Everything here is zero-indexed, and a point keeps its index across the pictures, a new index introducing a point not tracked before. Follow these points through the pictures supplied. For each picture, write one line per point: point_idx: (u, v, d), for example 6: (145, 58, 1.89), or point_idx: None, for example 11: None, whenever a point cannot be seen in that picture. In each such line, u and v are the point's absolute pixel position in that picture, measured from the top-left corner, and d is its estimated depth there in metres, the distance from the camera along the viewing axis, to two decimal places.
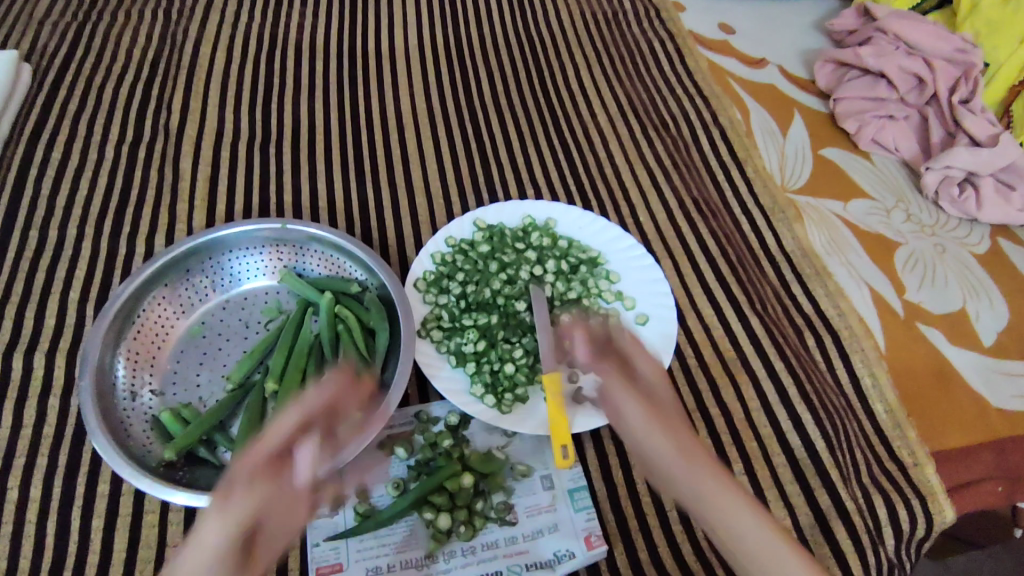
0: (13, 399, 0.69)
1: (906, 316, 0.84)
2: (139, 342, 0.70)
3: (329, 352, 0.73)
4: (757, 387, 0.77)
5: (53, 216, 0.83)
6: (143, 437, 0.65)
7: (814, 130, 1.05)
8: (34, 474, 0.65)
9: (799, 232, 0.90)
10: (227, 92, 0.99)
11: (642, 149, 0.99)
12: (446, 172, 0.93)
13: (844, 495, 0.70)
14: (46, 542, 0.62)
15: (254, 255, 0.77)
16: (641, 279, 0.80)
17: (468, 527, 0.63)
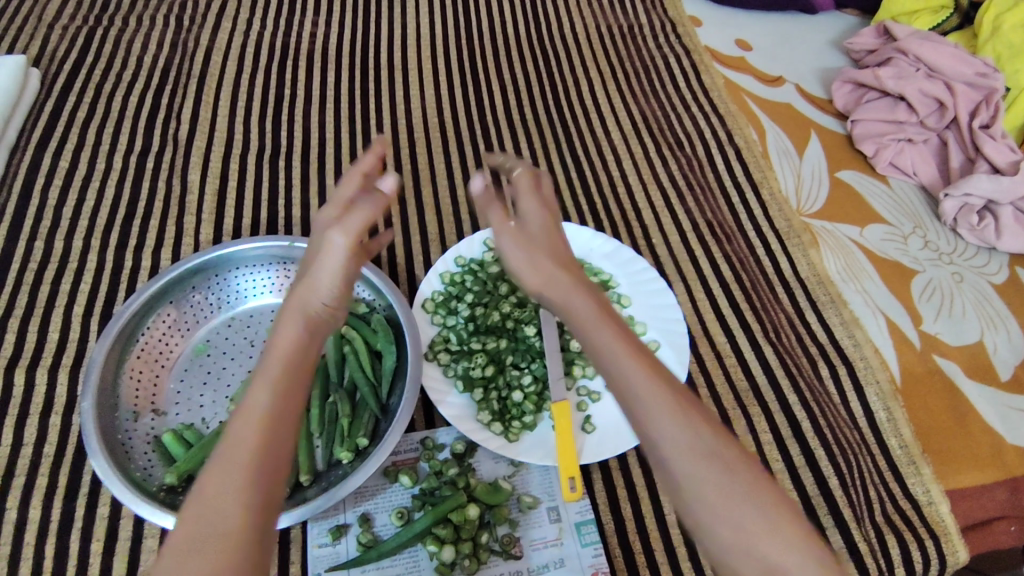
0: (13, 416, 0.68)
1: (922, 348, 0.82)
2: (142, 360, 0.69)
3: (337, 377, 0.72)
4: (770, 419, 0.75)
5: (58, 227, 0.82)
6: (144, 459, 0.64)
7: (831, 151, 1.04)
8: (33, 495, 0.64)
9: (814, 258, 0.89)
10: (237, 102, 0.98)
11: (656, 168, 0.98)
12: (456, 189, 0.92)
13: (856, 535, 0.68)
14: (44, 566, 0.61)
15: (261, 272, 0.76)
16: (653, 305, 0.79)
17: (472, 560, 0.62)
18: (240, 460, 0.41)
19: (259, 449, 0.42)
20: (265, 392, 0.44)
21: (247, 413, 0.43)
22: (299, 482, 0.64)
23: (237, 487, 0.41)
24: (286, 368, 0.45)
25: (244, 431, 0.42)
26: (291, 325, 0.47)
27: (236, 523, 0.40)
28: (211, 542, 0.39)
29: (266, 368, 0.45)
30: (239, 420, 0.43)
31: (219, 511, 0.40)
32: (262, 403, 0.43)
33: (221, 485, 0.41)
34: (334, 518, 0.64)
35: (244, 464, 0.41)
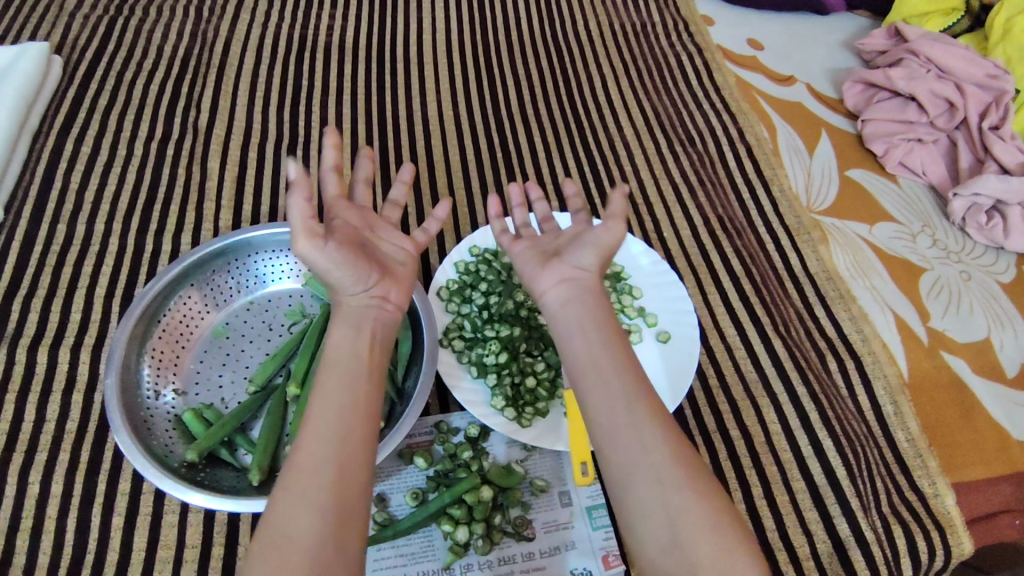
0: (37, 392, 0.70)
1: (930, 344, 0.83)
2: (164, 341, 0.70)
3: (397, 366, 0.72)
4: (778, 410, 0.76)
5: (81, 210, 0.84)
6: (166, 436, 0.65)
7: (841, 150, 1.04)
8: (55, 470, 0.66)
9: (823, 254, 0.90)
10: (256, 92, 0.99)
11: (668, 164, 0.99)
12: (471, 180, 0.93)
13: (863, 524, 0.69)
14: (66, 539, 0.62)
15: (280, 257, 0.77)
16: (664, 297, 0.80)
17: (486, 540, 0.63)
18: (320, 470, 0.49)
19: (336, 463, 0.49)
20: (336, 411, 0.52)
21: (322, 427, 0.51)
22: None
23: (320, 495, 0.48)
24: (353, 391, 0.53)
25: (322, 444, 0.50)
26: (349, 349, 0.56)
27: (320, 528, 0.47)
28: (298, 543, 0.46)
29: (331, 390, 0.53)
30: (315, 433, 0.51)
31: (304, 516, 0.47)
32: (334, 419, 0.51)
33: (308, 492, 0.48)
34: None
35: (325, 473, 0.49)
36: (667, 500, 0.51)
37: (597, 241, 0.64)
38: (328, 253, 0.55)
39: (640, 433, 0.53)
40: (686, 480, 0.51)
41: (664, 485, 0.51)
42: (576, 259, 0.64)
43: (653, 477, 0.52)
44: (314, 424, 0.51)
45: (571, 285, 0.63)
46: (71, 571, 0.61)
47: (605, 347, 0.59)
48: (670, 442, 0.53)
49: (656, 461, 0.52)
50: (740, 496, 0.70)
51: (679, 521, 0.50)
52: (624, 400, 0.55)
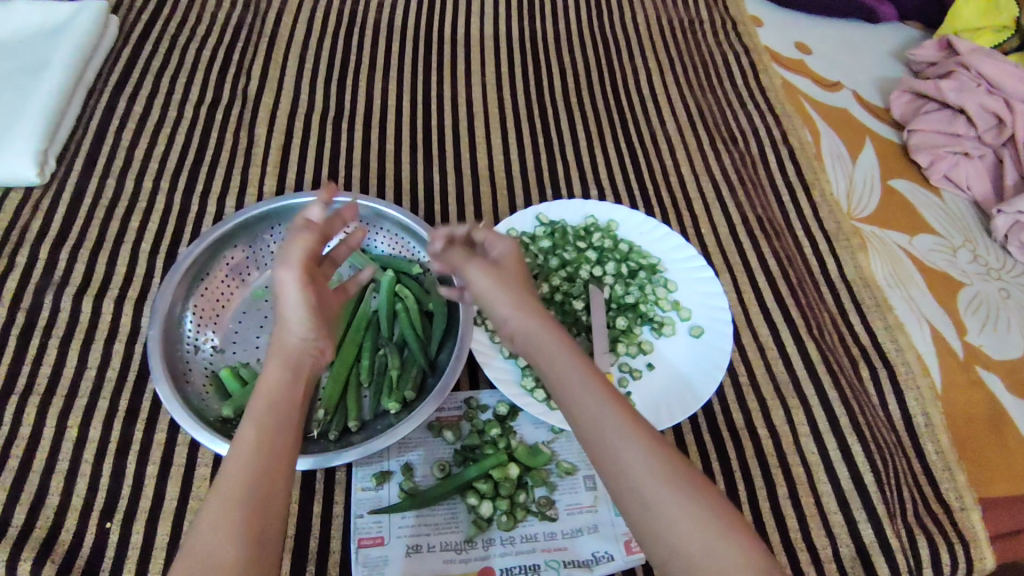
0: (80, 339, 0.72)
1: (965, 358, 0.82)
2: (206, 298, 0.72)
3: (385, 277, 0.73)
4: (808, 412, 0.76)
5: (130, 167, 0.86)
6: (202, 389, 0.67)
7: (885, 159, 1.03)
8: (93, 416, 0.67)
9: (862, 262, 0.89)
10: (305, 64, 1.00)
11: (708, 161, 0.99)
12: (511, 163, 0.94)
13: (888, 531, 0.69)
14: (100, 482, 0.64)
15: None
16: (699, 291, 0.80)
17: (509, 516, 0.64)
18: (232, 494, 0.46)
19: (249, 489, 0.46)
20: (251, 435, 0.49)
21: (239, 449, 0.48)
22: (347, 427, 0.66)
23: (229, 521, 0.45)
24: (270, 415, 0.50)
25: (237, 467, 0.47)
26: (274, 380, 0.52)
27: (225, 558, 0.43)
28: (205, 575, 0.43)
29: (254, 415, 0.50)
30: (232, 457, 0.48)
31: (214, 547, 0.44)
32: (249, 442, 0.48)
33: (218, 516, 0.45)
34: (378, 465, 0.67)
35: (235, 500, 0.46)
36: (648, 502, 0.47)
37: (502, 257, 0.61)
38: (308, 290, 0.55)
39: (603, 437, 0.49)
40: (665, 477, 0.47)
41: (639, 487, 0.47)
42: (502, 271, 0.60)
43: (626, 481, 0.47)
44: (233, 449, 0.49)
45: (508, 301, 0.56)
46: (104, 515, 0.62)
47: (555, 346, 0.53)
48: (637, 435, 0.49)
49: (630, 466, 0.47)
50: (764, 494, 0.70)
51: (664, 526, 0.46)
52: (590, 403, 0.50)
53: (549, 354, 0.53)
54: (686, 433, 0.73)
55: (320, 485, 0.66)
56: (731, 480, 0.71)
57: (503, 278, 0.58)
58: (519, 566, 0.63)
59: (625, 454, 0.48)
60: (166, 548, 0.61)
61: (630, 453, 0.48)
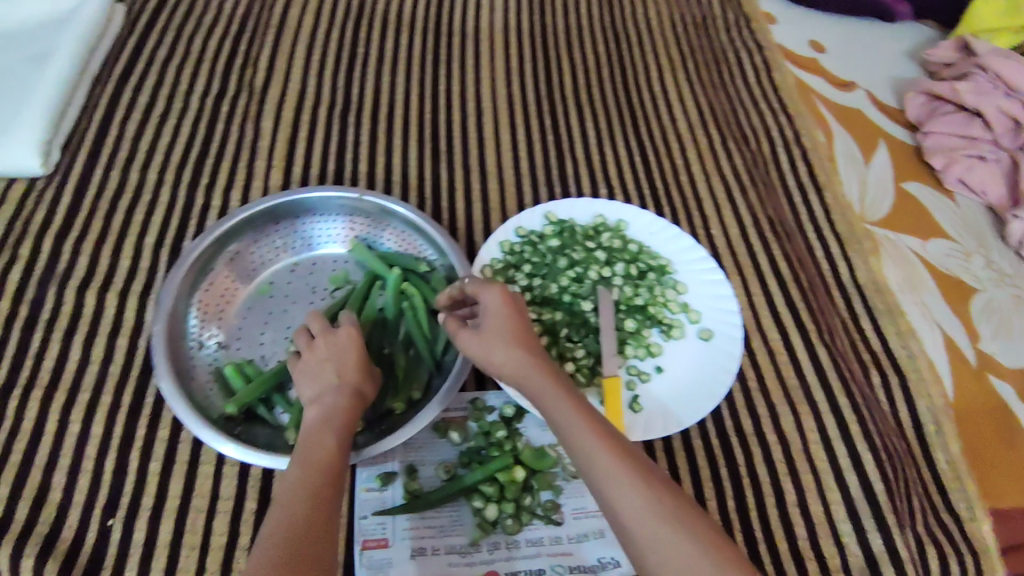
0: (83, 333, 0.71)
1: (978, 366, 0.81)
2: (210, 293, 0.71)
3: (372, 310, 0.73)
4: (817, 419, 0.75)
5: (135, 158, 0.85)
6: (205, 386, 0.66)
7: (898, 161, 1.01)
8: (96, 411, 0.67)
9: (874, 266, 0.88)
10: (312, 56, 0.99)
11: (720, 160, 0.97)
12: (520, 159, 0.93)
13: (898, 541, 0.68)
14: (103, 479, 0.63)
15: (329, 222, 0.77)
16: (709, 294, 0.79)
17: (514, 520, 0.63)
18: (321, 493, 0.52)
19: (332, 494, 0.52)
20: (332, 444, 0.54)
21: (320, 453, 0.54)
22: (353, 426, 0.65)
23: (317, 516, 0.50)
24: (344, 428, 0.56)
25: (321, 471, 0.53)
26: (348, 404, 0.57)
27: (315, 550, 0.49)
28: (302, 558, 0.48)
29: (332, 424, 0.56)
30: (312, 460, 0.53)
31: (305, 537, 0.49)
32: (333, 449, 0.54)
33: (308, 509, 0.50)
34: (382, 466, 0.66)
35: (320, 500, 0.51)
36: (638, 531, 0.49)
37: (491, 307, 0.59)
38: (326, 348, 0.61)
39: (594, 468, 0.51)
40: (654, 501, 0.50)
41: (631, 519, 0.49)
42: (495, 322, 0.58)
43: (620, 512, 0.50)
44: (314, 450, 0.54)
45: (502, 355, 0.56)
46: (106, 512, 0.62)
47: (550, 389, 0.54)
48: (632, 466, 0.51)
49: (620, 500, 0.50)
50: (772, 501, 0.69)
51: (656, 554, 0.48)
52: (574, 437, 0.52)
53: (547, 401, 0.54)
54: (694, 438, 0.73)
55: None
56: (738, 486, 0.70)
57: (490, 330, 0.57)
58: (524, 571, 0.62)
59: (617, 485, 0.50)
60: (169, 548, 0.61)
61: (625, 485, 0.50)
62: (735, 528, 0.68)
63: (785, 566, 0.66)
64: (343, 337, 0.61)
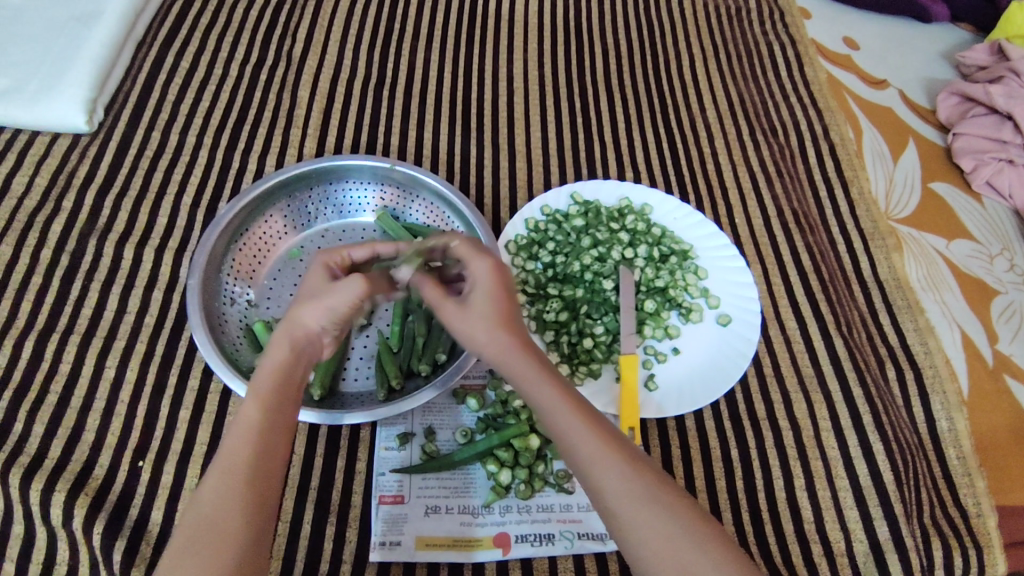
0: (121, 284, 0.74)
1: (994, 367, 0.82)
2: (243, 253, 0.73)
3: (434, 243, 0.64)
4: (830, 407, 0.76)
5: (175, 121, 0.87)
6: (235, 339, 0.69)
7: (928, 161, 1.01)
8: (131, 358, 0.70)
9: (896, 262, 0.88)
10: (350, 30, 1.01)
11: (747, 151, 0.98)
12: (548, 140, 0.94)
13: (904, 530, 0.69)
14: (135, 423, 0.66)
15: (360, 190, 0.79)
16: (730, 280, 0.80)
17: (526, 485, 0.65)
18: (231, 480, 0.48)
19: (250, 478, 0.48)
20: (255, 413, 0.50)
21: (242, 427, 0.50)
22: (391, 386, 0.68)
23: (228, 506, 0.47)
24: (278, 391, 0.51)
25: (238, 450, 0.49)
26: (286, 354, 0.52)
27: (225, 544, 0.46)
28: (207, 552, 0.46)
29: (261, 392, 0.51)
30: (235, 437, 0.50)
31: (211, 528, 0.46)
32: (255, 424, 0.50)
33: (217, 498, 0.47)
34: (402, 426, 0.68)
35: (234, 486, 0.48)
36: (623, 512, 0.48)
37: (477, 280, 0.54)
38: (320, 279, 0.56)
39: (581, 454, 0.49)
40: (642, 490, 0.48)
41: (616, 505, 0.48)
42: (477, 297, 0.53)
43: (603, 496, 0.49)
44: (237, 425, 0.50)
45: (485, 335, 0.52)
46: (136, 454, 0.64)
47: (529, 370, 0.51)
48: (616, 450, 0.49)
49: (604, 484, 0.48)
50: (781, 484, 0.71)
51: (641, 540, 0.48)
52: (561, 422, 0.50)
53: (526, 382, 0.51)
54: (707, 418, 0.74)
55: (344, 441, 0.67)
56: (747, 468, 0.71)
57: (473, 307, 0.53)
58: (534, 534, 0.64)
59: (602, 470, 0.49)
60: (194, 491, 0.63)
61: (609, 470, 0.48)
62: (742, 507, 0.69)
63: (789, 547, 0.67)
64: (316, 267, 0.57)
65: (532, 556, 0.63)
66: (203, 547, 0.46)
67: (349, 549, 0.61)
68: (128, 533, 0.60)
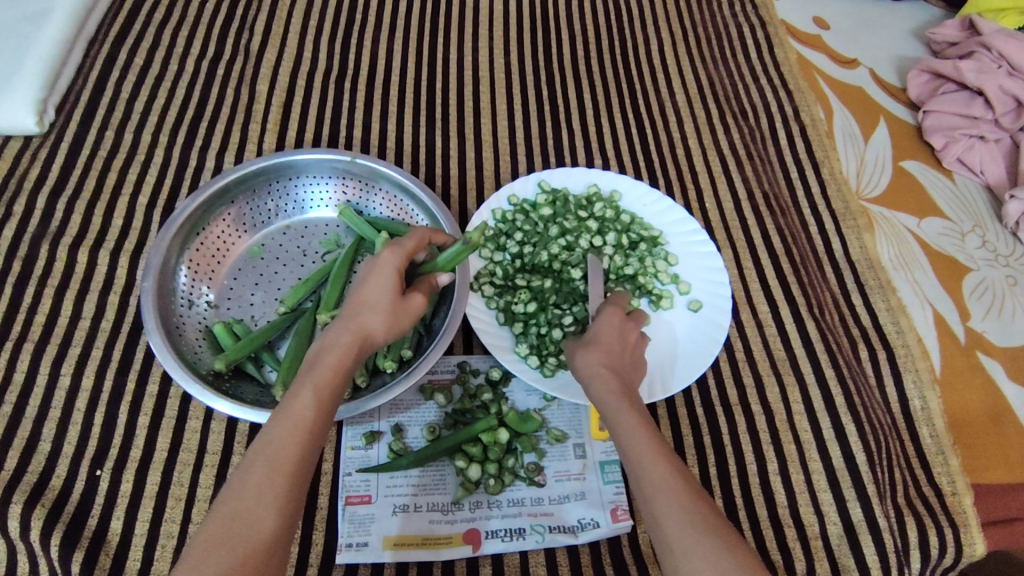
0: (75, 289, 0.72)
1: (966, 344, 0.81)
2: (201, 253, 0.71)
3: (462, 237, 0.63)
4: (803, 390, 0.75)
5: (130, 120, 0.85)
6: (195, 343, 0.67)
7: (898, 140, 1.01)
8: (86, 365, 0.68)
9: (867, 242, 0.88)
10: (310, 21, 0.98)
11: (716, 134, 0.97)
12: (515, 128, 0.92)
13: (877, 511, 0.68)
14: (92, 431, 0.64)
15: (321, 185, 0.77)
16: (700, 265, 0.79)
17: (496, 480, 0.64)
18: (278, 475, 0.46)
19: (293, 476, 0.47)
20: (310, 404, 0.49)
21: (295, 417, 0.48)
22: (356, 384, 0.67)
23: (267, 502, 0.45)
24: (334, 388, 0.50)
25: (286, 443, 0.47)
26: (343, 345, 0.52)
27: (257, 540, 0.44)
28: (239, 542, 0.44)
29: (318, 380, 0.50)
30: (285, 428, 0.48)
31: (248, 521, 0.45)
32: (309, 421, 0.48)
33: (259, 490, 0.46)
34: (368, 425, 0.67)
35: (276, 484, 0.46)
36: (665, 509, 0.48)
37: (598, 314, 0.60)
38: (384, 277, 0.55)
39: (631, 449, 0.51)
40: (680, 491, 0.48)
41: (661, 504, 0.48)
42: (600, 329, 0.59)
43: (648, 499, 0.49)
44: (290, 414, 0.48)
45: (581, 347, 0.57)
46: (94, 462, 0.63)
47: (607, 387, 0.54)
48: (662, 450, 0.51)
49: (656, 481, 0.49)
50: (754, 470, 0.70)
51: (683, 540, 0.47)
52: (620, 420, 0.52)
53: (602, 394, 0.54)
54: (680, 405, 0.73)
55: None
56: (721, 454, 0.71)
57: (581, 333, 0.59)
58: (504, 529, 0.63)
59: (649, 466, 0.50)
60: (155, 498, 0.62)
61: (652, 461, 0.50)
62: (716, 495, 0.68)
63: (763, 531, 0.67)
64: (388, 262, 0.55)
65: (502, 551, 0.62)
66: (231, 535, 0.44)
67: (316, 552, 0.60)
68: (87, 544, 0.59)
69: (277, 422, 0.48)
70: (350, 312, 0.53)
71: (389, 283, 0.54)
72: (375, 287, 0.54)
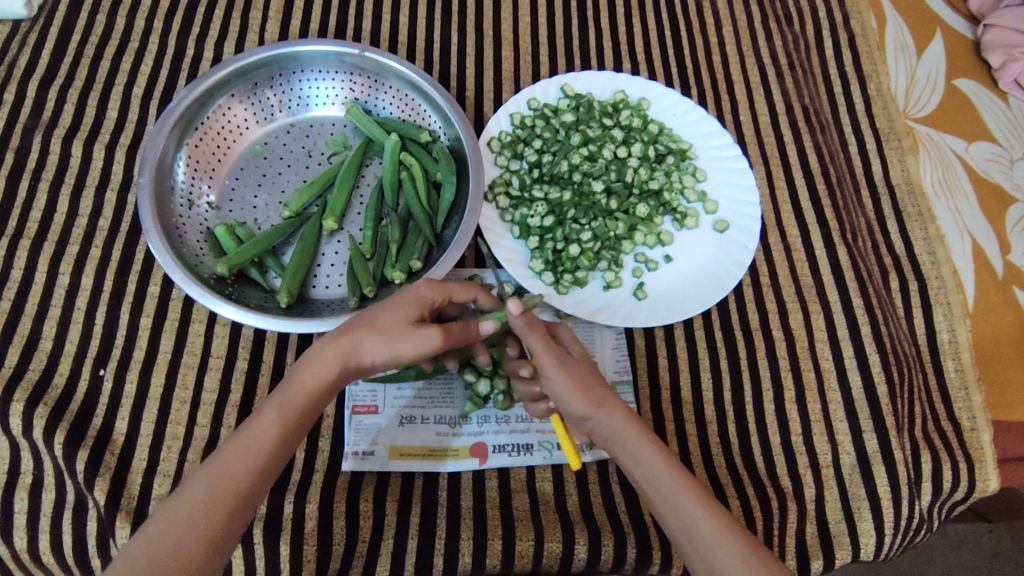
0: (71, 184, 0.69)
1: (1004, 279, 0.76)
2: (200, 149, 0.67)
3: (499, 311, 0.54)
4: (828, 318, 0.72)
5: (121, 3, 0.78)
6: (196, 246, 0.64)
7: (954, 56, 0.89)
8: (86, 263, 0.65)
9: (910, 166, 0.82)
10: None
11: (757, 41, 0.89)
12: (538, 26, 0.85)
13: (893, 442, 0.67)
14: (94, 331, 0.62)
15: (327, 80, 0.71)
16: (730, 183, 0.74)
17: (506, 397, 0.62)
18: (223, 495, 0.46)
19: (237, 497, 0.46)
20: (274, 428, 0.48)
21: (254, 438, 0.47)
22: (363, 295, 0.64)
23: (200, 524, 0.45)
24: (300, 417, 0.48)
25: (240, 462, 0.47)
26: (325, 359, 0.48)
27: (188, 557, 0.44)
28: (168, 557, 0.44)
29: (287, 400, 0.48)
30: (241, 450, 0.47)
31: (182, 536, 0.44)
32: (267, 444, 0.47)
33: (198, 508, 0.45)
34: None
35: (216, 509, 0.45)
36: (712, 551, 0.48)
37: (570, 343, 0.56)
38: (405, 306, 0.51)
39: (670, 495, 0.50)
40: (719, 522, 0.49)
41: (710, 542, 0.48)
42: (579, 356, 0.55)
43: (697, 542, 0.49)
44: (250, 436, 0.47)
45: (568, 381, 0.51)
46: (97, 362, 0.61)
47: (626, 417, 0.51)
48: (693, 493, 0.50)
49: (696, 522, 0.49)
50: (770, 397, 0.68)
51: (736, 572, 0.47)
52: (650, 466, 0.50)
53: (613, 423, 0.51)
54: (697, 328, 0.71)
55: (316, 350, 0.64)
56: (737, 380, 0.69)
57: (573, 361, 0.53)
58: (512, 445, 0.62)
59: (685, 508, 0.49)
60: (160, 400, 0.61)
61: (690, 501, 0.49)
62: (728, 420, 0.67)
63: (774, 458, 0.66)
64: (415, 288, 0.52)
65: (510, 466, 0.61)
66: (163, 549, 0.44)
67: (322, 458, 0.60)
68: (91, 443, 0.58)
69: (238, 437, 0.48)
70: (353, 322, 0.50)
71: (404, 308, 0.50)
72: (390, 308, 0.50)
